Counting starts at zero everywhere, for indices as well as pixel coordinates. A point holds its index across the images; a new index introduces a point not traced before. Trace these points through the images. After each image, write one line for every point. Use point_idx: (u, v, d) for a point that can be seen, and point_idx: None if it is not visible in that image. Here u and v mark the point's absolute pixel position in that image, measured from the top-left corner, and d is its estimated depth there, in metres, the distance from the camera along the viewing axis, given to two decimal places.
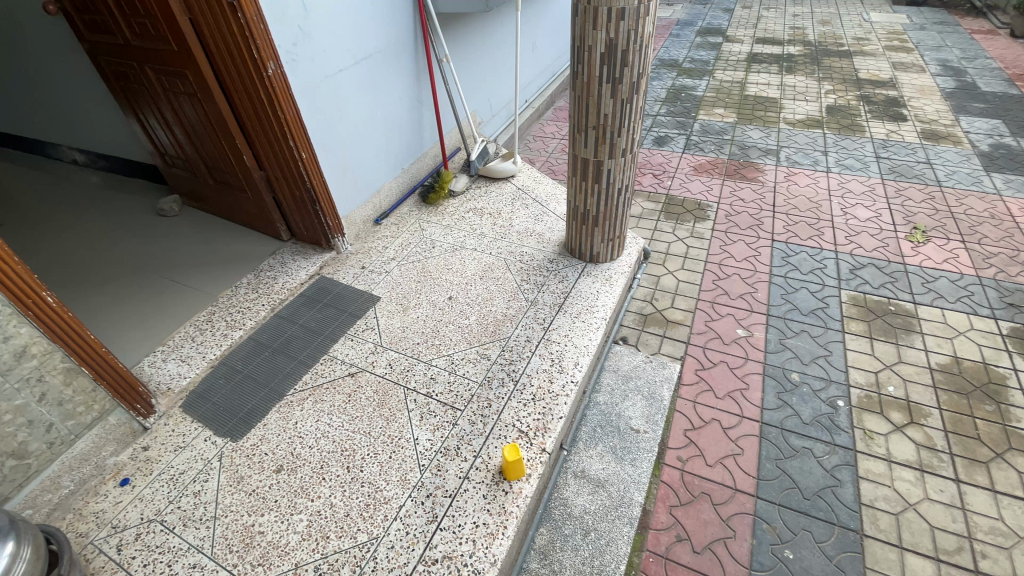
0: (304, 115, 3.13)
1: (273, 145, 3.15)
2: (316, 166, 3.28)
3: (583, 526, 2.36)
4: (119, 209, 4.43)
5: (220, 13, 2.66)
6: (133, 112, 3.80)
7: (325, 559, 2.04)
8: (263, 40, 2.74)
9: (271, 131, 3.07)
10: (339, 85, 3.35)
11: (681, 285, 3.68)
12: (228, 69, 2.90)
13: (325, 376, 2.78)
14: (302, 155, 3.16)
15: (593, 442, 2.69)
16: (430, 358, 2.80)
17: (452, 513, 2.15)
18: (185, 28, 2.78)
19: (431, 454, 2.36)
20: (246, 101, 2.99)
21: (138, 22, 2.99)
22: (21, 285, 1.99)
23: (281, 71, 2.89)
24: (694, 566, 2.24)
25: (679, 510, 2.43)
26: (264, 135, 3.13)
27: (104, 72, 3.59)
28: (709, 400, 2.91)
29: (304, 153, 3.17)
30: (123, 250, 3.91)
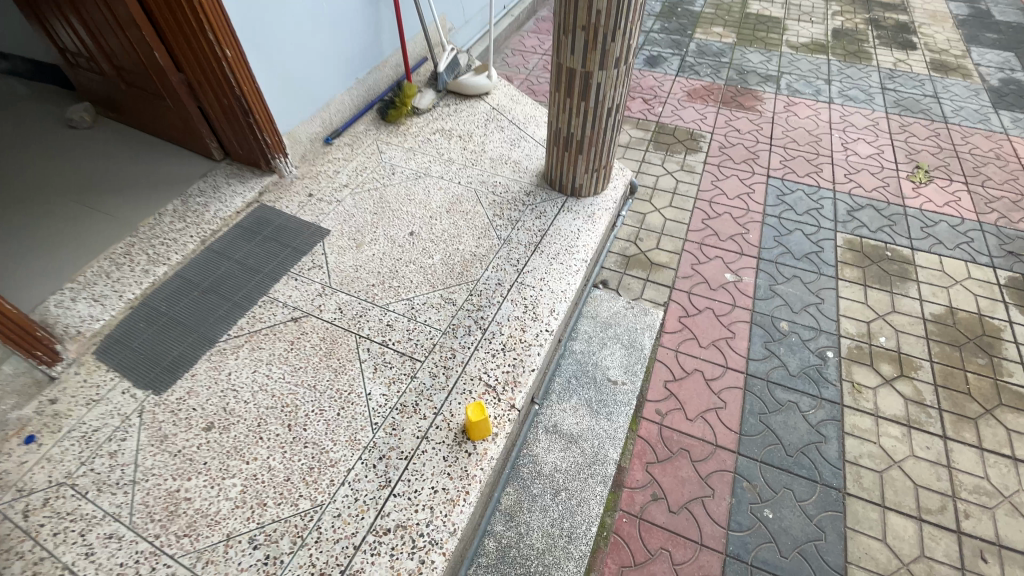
0: (227, 2, 2.52)
1: (189, 38, 2.55)
2: (246, 68, 2.71)
3: (553, 486, 2.16)
4: (22, 118, 3.75)
5: None
6: None
7: (261, 529, 1.78)
8: None
9: (183, 19, 2.46)
10: None
11: (668, 224, 3.35)
12: None
13: (265, 321, 2.42)
14: (225, 53, 2.58)
15: (568, 395, 2.44)
16: (387, 302, 2.46)
17: (408, 477, 1.91)
18: None
19: (386, 412, 2.08)
20: None
21: None
22: None
23: None
24: (669, 526, 2.09)
25: (656, 468, 2.25)
26: (176, 25, 2.52)
27: None
28: (692, 349, 2.68)
29: (228, 51, 2.59)
30: (27, 167, 3.32)
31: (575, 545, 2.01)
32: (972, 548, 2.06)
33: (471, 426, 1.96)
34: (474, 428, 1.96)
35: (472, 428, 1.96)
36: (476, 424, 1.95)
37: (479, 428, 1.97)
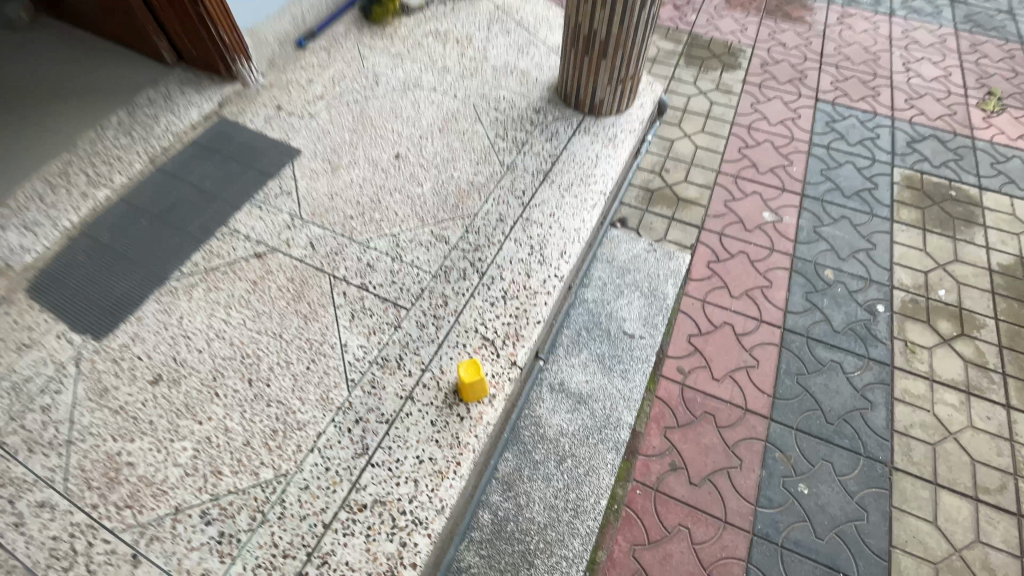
0: None
1: None
2: None
3: (558, 453, 1.86)
4: None
5: None
6: None
7: (215, 503, 1.51)
8: None
9: None
10: None
11: (699, 153, 2.88)
12: None
13: (224, 257, 2.05)
14: None
15: (577, 348, 2.09)
16: (367, 238, 2.07)
17: (388, 445, 1.61)
18: None
19: (364, 366, 1.76)
20: None
21: None
22: None
23: None
24: (690, 501, 1.81)
25: (676, 434, 1.95)
26: None
27: None
28: (722, 300, 2.30)
29: None
30: None
31: (582, 520, 1.75)
32: None
33: (464, 387, 1.66)
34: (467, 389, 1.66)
35: (464, 389, 1.66)
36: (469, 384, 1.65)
37: (474, 390, 1.67)
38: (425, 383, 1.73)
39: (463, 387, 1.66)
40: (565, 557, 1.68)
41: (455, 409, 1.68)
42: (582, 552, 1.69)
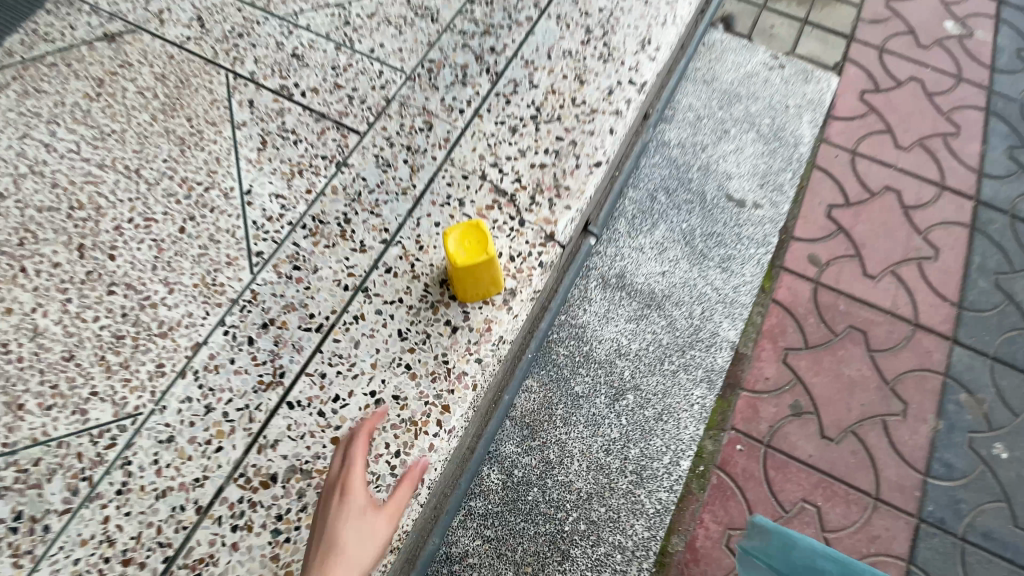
0: None
1: None
2: None
3: (613, 383, 1.12)
4: None
5: None
6: None
7: (6, 462, 0.82)
8: None
9: None
10: None
11: None
12: None
13: (46, 35, 1.14)
14: None
15: (650, 217, 1.25)
16: (294, 9, 1.16)
17: (320, 373, 0.85)
18: None
19: (281, 231, 0.95)
20: None
21: None
22: None
23: None
24: (824, 466, 1.11)
25: (802, 360, 1.19)
26: None
27: None
28: (881, 152, 1.46)
29: None
30: None
31: (649, 491, 1.05)
32: None
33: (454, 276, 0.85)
34: (460, 279, 0.85)
35: (456, 280, 0.85)
36: (465, 270, 0.82)
37: (476, 281, 0.85)
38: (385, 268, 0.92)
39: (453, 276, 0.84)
40: (620, 548, 1.01)
41: (443, 305, 0.90)
42: (647, 540, 1.02)
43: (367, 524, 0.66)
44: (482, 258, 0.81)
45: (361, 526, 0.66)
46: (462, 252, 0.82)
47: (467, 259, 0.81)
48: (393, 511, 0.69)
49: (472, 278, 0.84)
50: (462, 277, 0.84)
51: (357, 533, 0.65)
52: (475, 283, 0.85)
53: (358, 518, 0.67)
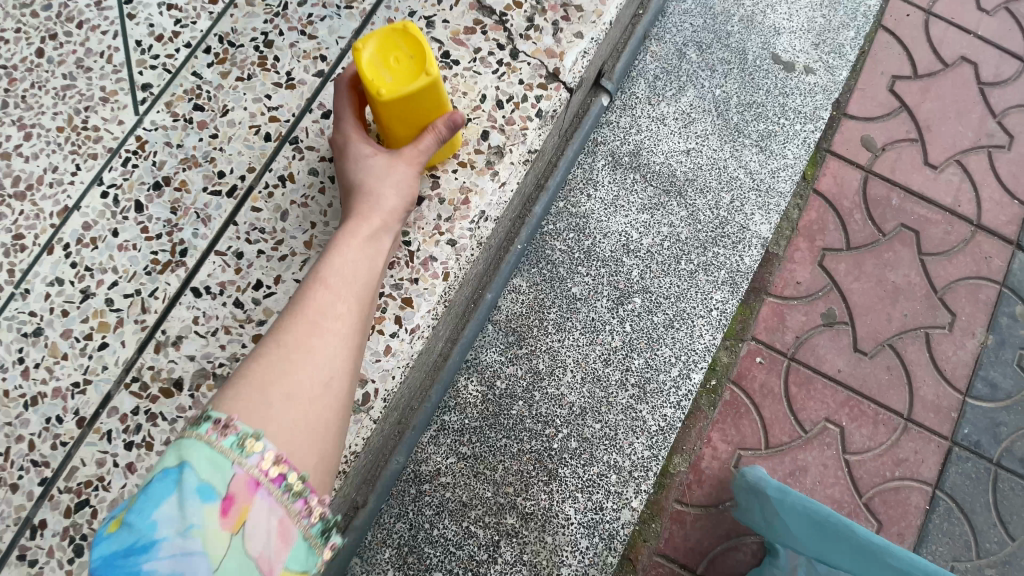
0: None
1: None
2: None
3: (617, 284, 0.92)
4: None
5: None
6: None
7: None
8: None
9: None
10: None
11: None
12: None
13: None
14: None
15: (675, 80, 0.99)
16: None
17: (233, 250, 0.63)
18: None
19: (178, 57, 0.68)
20: None
21: None
22: None
23: None
24: (853, 383, 0.96)
25: (841, 262, 1.00)
26: None
27: None
28: (960, 13, 1.16)
29: None
30: None
31: (653, 407, 0.89)
32: None
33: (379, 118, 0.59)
34: (390, 123, 0.60)
35: (386, 127, 0.60)
36: (398, 104, 0.56)
37: (414, 123, 0.60)
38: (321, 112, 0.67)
39: (380, 119, 0.59)
40: (616, 468, 0.87)
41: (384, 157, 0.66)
42: (648, 461, 0.88)
43: (390, 166, 0.60)
44: (420, 83, 0.55)
45: (383, 171, 0.60)
46: (392, 76, 0.56)
47: (399, 87, 0.55)
48: (416, 155, 0.61)
49: (409, 119, 0.59)
50: (393, 117, 0.59)
51: (377, 180, 0.60)
52: (412, 127, 0.61)
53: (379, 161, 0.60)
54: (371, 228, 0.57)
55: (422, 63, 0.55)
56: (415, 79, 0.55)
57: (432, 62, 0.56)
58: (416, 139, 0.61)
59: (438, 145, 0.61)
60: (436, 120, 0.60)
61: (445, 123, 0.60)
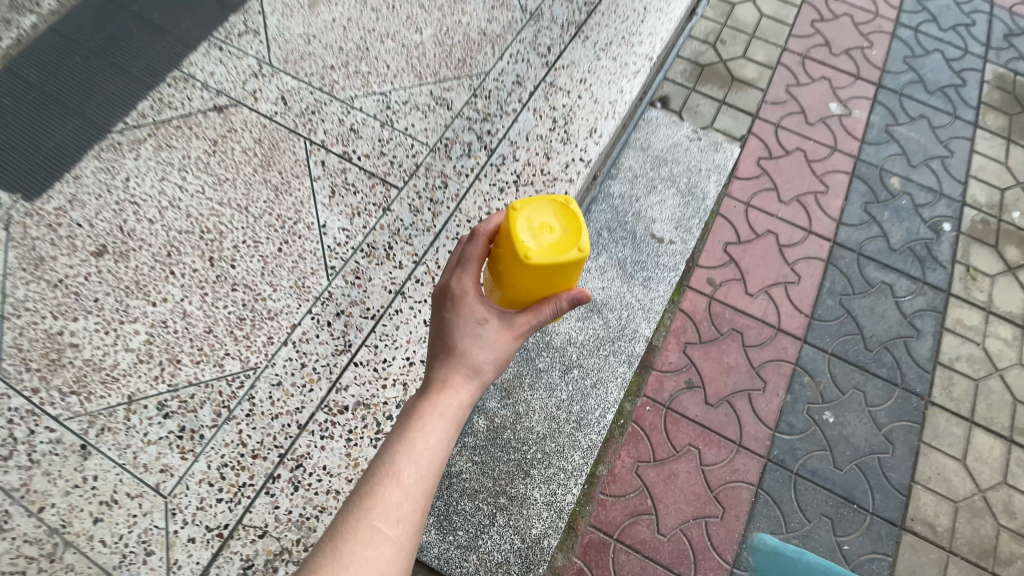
0: None
1: None
2: None
3: (564, 362, 1.66)
4: None
5: None
6: None
7: (173, 394, 1.32)
8: None
9: None
10: None
11: (764, 24, 2.36)
12: None
13: (177, 108, 1.67)
14: None
15: (596, 248, 1.79)
16: (351, 95, 1.67)
17: (374, 343, 1.41)
18: None
19: (346, 253, 1.48)
20: None
21: None
22: None
23: None
24: (704, 421, 1.67)
25: (696, 350, 1.75)
26: None
27: None
28: (768, 204, 1.98)
29: None
30: None
31: (584, 433, 1.58)
32: None
33: (514, 291, 0.97)
34: (527, 294, 0.97)
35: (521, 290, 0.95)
36: (543, 274, 0.92)
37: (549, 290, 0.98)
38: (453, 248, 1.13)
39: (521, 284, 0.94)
40: (563, 469, 1.55)
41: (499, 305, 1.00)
42: (581, 465, 1.55)
43: (496, 337, 0.96)
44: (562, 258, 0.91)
45: (484, 342, 0.95)
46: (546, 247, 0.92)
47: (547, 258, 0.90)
48: (524, 325, 0.97)
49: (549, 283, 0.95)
50: (535, 285, 0.94)
51: (481, 354, 0.95)
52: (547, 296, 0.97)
53: (482, 333, 0.96)
54: (441, 420, 0.90)
55: (575, 234, 0.92)
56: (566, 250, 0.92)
57: (581, 233, 0.92)
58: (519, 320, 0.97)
59: (563, 311, 0.96)
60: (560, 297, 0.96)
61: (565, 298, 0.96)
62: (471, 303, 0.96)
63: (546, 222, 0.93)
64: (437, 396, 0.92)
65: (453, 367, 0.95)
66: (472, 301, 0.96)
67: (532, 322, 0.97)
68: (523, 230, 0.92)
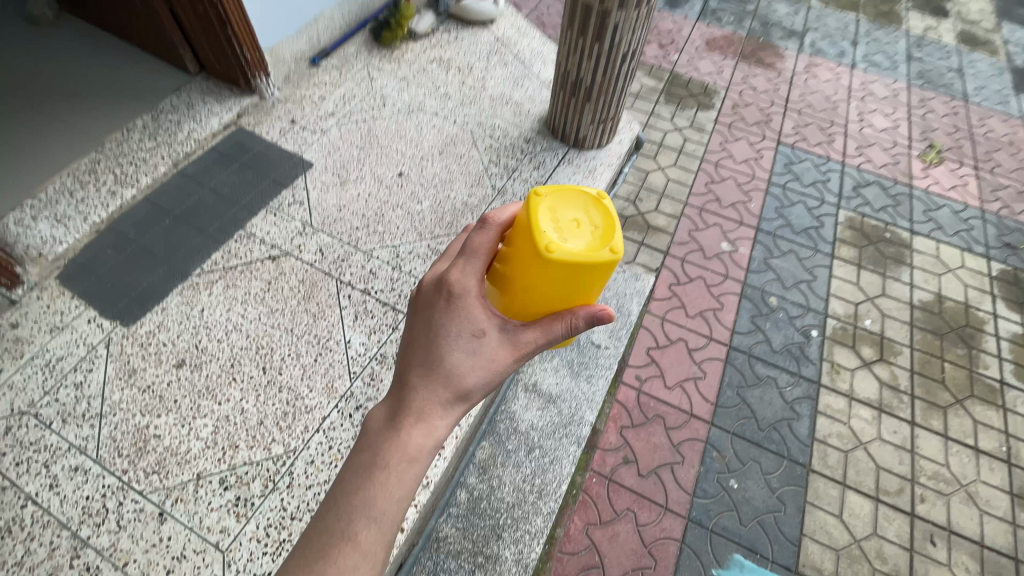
0: None
1: None
2: (240, 8, 2.51)
3: (528, 443, 2.15)
4: None
5: None
6: None
7: (232, 471, 1.76)
8: None
9: None
10: None
11: (670, 185, 3.22)
12: None
13: (241, 257, 2.30)
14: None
15: (551, 352, 2.38)
16: (371, 248, 2.35)
17: None
18: None
19: (365, 361, 2.05)
20: None
21: None
22: None
23: None
24: (637, 489, 2.15)
25: (629, 432, 2.29)
26: None
27: None
28: (679, 318, 2.65)
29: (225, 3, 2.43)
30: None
31: (545, 501, 2.04)
32: (922, 532, 2.17)
33: (524, 305, 1.11)
34: (541, 305, 1.10)
35: (532, 297, 1.08)
36: (563, 269, 1.01)
37: (565, 307, 1.12)
38: (446, 254, 1.27)
39: (535, 288, 1.06)
40: (529, 530, 1.97)
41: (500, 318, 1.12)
42: (543, 526, 1.99)
43: (490, 360, 1.10)
44: (583, 259, 1.01)
45: (478, 359, 1.09)
46: (575, 242, 1.03)
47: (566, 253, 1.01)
48: (528, 346, 1.11)
49: (569, 283, 1.05)
50: (556, 280, 1.04)
51: (472, 377, 1.09)
52: (562, 314, 1.11)
53: (476, 352, 1.09)
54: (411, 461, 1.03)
55: (607, 237, 1.04)
56: (598, 251, 1.02)
57: (613, 235, 1.05)
58: (522, 344, 1.11)
59: (577, 329, 1.10)
60: (575, 311, 1.09)
61: (581, 314, 1.10)
62: (472, 314, 1.09)
63: (580, 219, 1.07)
64: (413, 428, 1.04)
65: (437, 390, 1.07)
66: (471, 313, 1.10)
67: (531, 339, 1.11)
68: (548, 222, 1.04)
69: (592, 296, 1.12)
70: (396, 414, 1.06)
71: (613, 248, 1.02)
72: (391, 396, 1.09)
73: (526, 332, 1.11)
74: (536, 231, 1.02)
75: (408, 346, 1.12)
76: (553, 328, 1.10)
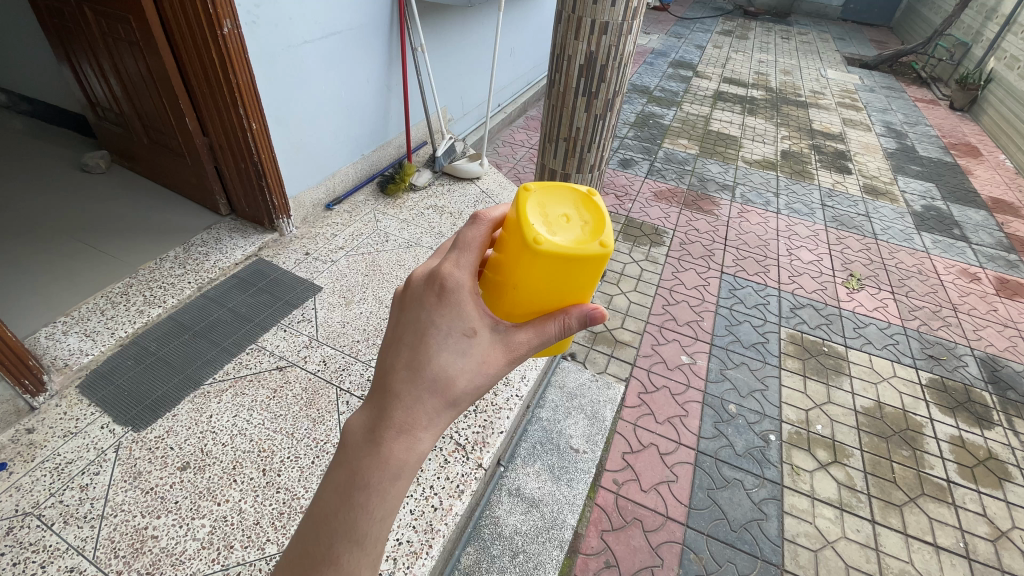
0: (275, 135, 3.06)
1: (232, 147, 2.99)
2: (275, 166, 3.10)
3: (512, 548, 2.22)
4: (48, 162, 3.97)
5: (204, 48, 2.59)
6: (70, 65, 3.35)
7: (225, 572, 1.81)
8: (259, 128, 2.90)
9: (234, 139, 2.93)
10: (304, 75, 3.14)
11: (632, 307, 3.70)
12: (200, 82, 2.75)
13: (251, 368, 2.55)
14: (262, 159, 2.99)
15: (534, 456, 2.58)
16: (370, 359, 2.65)
17: None
18: (162, 46, 2.64)
19: None
20: (213, 111, 2.85)
21: (108, 26, 2.83)
22: (15, 365, 2.08)
23: (257, 107, 2.84)
24: None
25: (610, 535, 2.38)
26: (225, 136, 2.95)
27: (46, 26, 3.19)
28: (649, 424, 2.89)
29: (264, 162, 3.01)
30: (46, 201, 3.51)
31: None
32: None
33: (515, 304, 1.05)
34: (536, 307, 1.05)
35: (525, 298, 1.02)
36: (553, 263, 0.98)
37: (558, 306, 1.08)
38: (437, 251, 1.17)
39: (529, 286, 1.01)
40: None
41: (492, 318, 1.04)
42: None
43: (482, 361, 1.00)
44: (571, 251, 0.97)
45: (470, 359, 0.98)
46: (562, 235, 1.00)
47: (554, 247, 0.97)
48: (523, 348, 1.05)
49: (559, 281, 1.01)
50: (546, 275, 1.00)
51: (465, 379, 0.97)
52: (553, 312, 1.07)
53: (468, 351, 0.98)
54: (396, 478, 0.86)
55: (597, 231, 1.00)
56: (588, 243, 0.98)
57: (603, 229, 1.01)
58: (516, 343, 1.04)
59: (569, 329, 1.07)
60: (570, 311, 1.07)
61: (575, 314, 1.07)
62: (465, 311, 0.98)
63: (570, 216, 1.05)
64: (400, 439, 0.87)
65: (427, 392, 0.92)
66: (464, 311, 0.98)
67: (524, 339, 1.04)
68: (535, 219, 1.02)
69: (585, 295, 1.08)
70: (377, 425, 0.88)
71: (603, 241, 0.98)
72: (367, 406, 0.91)
73: (518, 333, 1.04)
74: (525, 224, 0.99)
75: (391, 347, 0.96)
76: (546, 328, 1.06)
